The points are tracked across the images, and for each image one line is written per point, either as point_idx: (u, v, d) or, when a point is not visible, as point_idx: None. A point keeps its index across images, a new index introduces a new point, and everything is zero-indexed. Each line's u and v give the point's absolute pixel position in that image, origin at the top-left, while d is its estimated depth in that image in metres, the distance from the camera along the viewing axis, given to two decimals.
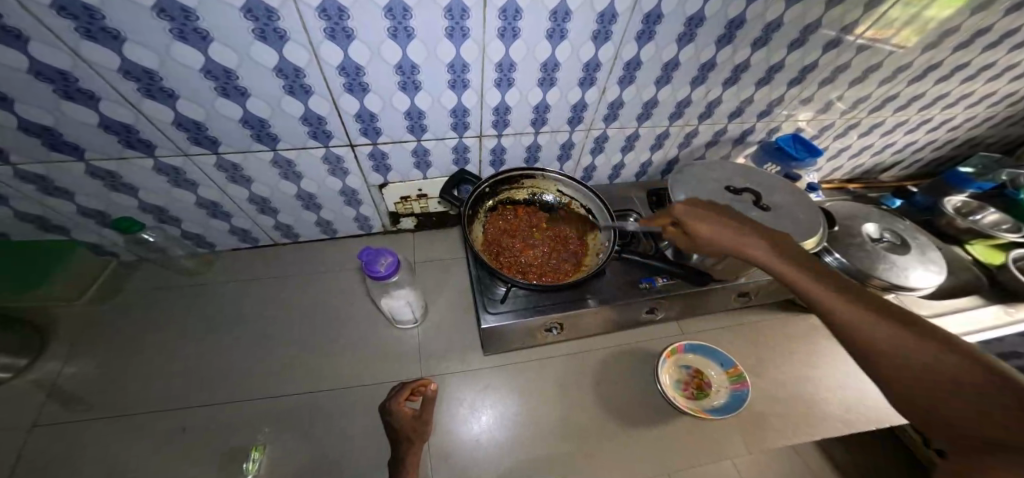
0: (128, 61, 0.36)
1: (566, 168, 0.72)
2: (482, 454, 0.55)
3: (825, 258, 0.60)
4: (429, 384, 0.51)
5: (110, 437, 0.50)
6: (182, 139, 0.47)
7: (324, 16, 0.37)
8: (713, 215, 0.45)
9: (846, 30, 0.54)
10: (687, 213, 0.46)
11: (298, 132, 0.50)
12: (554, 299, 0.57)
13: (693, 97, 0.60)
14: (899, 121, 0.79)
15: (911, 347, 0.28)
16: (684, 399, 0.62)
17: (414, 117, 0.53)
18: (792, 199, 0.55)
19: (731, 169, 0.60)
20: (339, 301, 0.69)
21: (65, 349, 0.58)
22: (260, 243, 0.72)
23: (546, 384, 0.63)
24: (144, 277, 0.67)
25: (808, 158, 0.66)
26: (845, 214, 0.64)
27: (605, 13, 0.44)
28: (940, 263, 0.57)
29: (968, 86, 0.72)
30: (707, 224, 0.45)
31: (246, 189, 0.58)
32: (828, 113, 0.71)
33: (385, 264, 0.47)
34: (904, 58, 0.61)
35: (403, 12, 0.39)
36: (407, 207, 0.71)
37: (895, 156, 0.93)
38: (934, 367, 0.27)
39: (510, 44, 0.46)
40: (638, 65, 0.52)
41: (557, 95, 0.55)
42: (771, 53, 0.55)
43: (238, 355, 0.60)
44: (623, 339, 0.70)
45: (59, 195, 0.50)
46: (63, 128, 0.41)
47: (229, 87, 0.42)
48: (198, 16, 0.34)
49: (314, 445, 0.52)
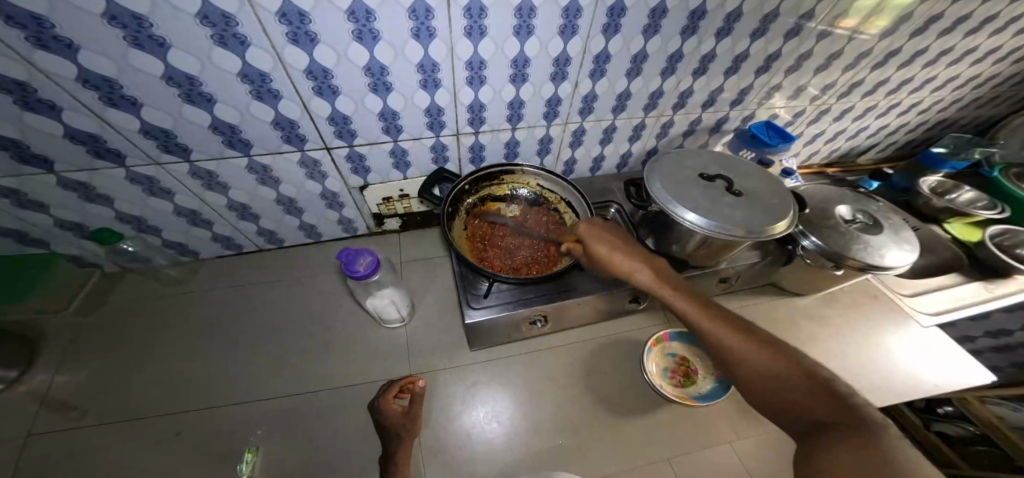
0: (86, 70, 0.37)
1: (546, 163, 0.73)
2: (474, 448, 0.55)
3: (801, 242, 0.61)
4: (417, 380, 0.51)
5: (104, 442, 0.51)
6: (151, 147, 0.47)
7: (285, 20, 0.37)
8: (609, 238, 0.48)
9: (806, 18, 0.55)
10: (592, 233, 0.49)
11: (272, 137, 0.51)
12: (537, 292, 0.58)
13: (665, 88, 0.61)
14: (870, 105, 0.80)
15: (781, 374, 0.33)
16: (671, 387, 0.63)
17: (388, 118, 0.53)
18: (764, 184, 0.56)
19: (705, 157, 0.60)
20: (326, 302, 0.69)
21: (56, 358, 0.58)
22: (245, 250, 0.73)
23: (535, 377, 0.64)
24: (128, 287, 0.67)
25: (780, 144, 0.67)
26: (820, 197, 0.65)
27: (569, 7, 0.45)
28: (914, 242, 0.58)
29: (934, 69, 0.74)
30: (605, 244, 0.48)
31: (224, 196, 0.58)
32: (800, 100, 0.72)
33: (365, 263, 0.48)
34: (866, 44, 0.63)
35: (366, 14, 0.39)
36: (390, 208, 0.72)
37: (871, 140, 0.95)
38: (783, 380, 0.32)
39: (477, 42, 0.46)
40: (607, 58, 0.53)
41: (530, 91, 0.56)
42: (736, 43, 0.56)
43: (223, 360, 0.60)
44: (609, 329, 0.71)
45: (35, 208, 0.51)
46: (31, 140, 0.42)
47: (194, 94, 0.42)
48: (151, 23, 0.34)
49: (303, 446, 0.52)
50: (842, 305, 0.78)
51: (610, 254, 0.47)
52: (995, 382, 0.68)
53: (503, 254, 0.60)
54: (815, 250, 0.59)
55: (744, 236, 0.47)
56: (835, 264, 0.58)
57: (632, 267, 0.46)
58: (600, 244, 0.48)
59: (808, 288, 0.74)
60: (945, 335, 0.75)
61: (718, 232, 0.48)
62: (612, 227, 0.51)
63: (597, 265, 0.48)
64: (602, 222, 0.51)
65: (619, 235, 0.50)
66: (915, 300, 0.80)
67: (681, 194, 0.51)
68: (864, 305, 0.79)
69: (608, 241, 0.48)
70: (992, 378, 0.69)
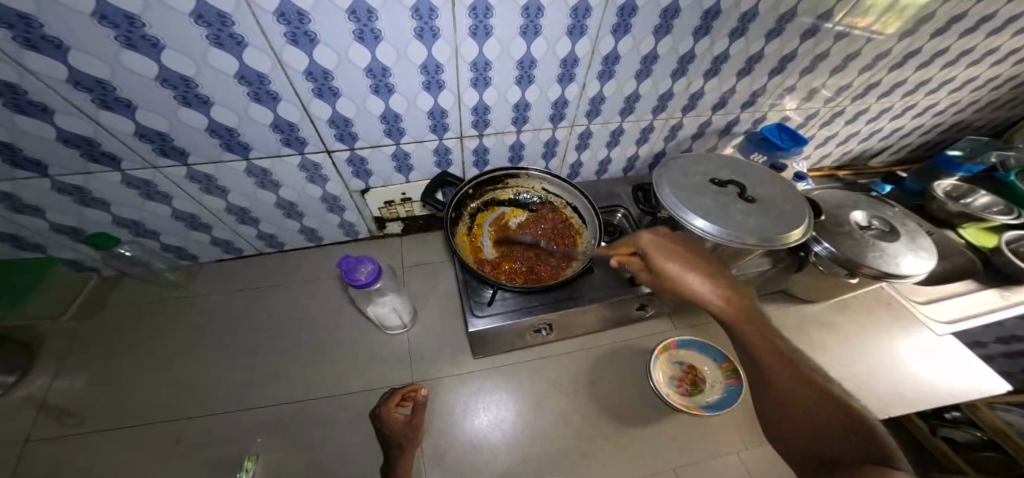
0: (78, 72, 0.35)
1: (551, 166, 0.71)
2: (479, 456, 0.54)
3: (813, 248, 0.59)
4: (419, 389, 0.49)
5: (102, 451, 0.50)
6: (148, 150, 0.46)
7: (283, 20, 0.36)
8: (675, 251, 0.44)
9: (823, 18, 0.53)
10: (652, 245, 0.44)
11: (270, 140, 0.49)
12: (543, 299, 0.56)
13: (675, 89, 0.59)
14: (884, 107, 0.78)
15: (798, 389, 0.32)
16: (678, 395, 0.62)
17: (390, 120, 0.52)
18: (776, 190, 0.54)
19: (715, 161, 0.58)
20: (326, 308, 0.68)
21: (55, 363, 0.57)
22: (244, 253, 0.72)
23: (540, 384, 0.62)
24: (125, 291, 0.66)
25: (793, 147, 0.65)
26: (834, 202, 0.63)
27: (577, 7, 0.43)
28: (931, 250, 0.56)
29: (952, 71, 0.72)
30: (670, 258, 0.43)
31: (222, 200, 0.57)
32: (812, 102, 0.70)
33: (366, 271, 0.47)
34: (884, 44, 0.61)
35: (367, 14, 0.37)
36: (392, 212, 0.70)
37: (883, 142, 0.92)
38: (801, 398, 0.32)
39: (482, 43, 0.45)
40: (616, 59, 0.51)
41: (536, 93, 0.54)
42: (749, 44, 0.54)
43: (222, 366, 0.59)
44: (615, 336, 0.70)
45: (30, 212, 0.50)
46: (23, 143, 0.40)
47: (190, 96, 0.41)
48: (144, 23, 0.33)
49: (304, 454, 0.51)
50: (853, 312, 0.77)
51: (676, 271, 0.42)
52: (1011, 392, 0.66)
53: (510, 261, 0.59)
54: (827, 257, 0.58)
55: (756, 244, 0.46)
56: (849, 272, 0.57)
57: (689, 282, 0.41)
58: (666, 258, 0.43)
59: (819, 295, 0.73)
60: (958, 341, 0.74)
61: (730, 241, 0.46)
62: (677, 238, 0.46)
63: (653, 280, 0.44)
64: (667, 232, 0.47)
65: (685, 248, 0.45)
66: (928, 307, 0.79)
67: (692, 200, 0.49)
68: (875, 311, 0.77)
69: (675, 256, 0.43)
70: (1009, 388, 0.68)
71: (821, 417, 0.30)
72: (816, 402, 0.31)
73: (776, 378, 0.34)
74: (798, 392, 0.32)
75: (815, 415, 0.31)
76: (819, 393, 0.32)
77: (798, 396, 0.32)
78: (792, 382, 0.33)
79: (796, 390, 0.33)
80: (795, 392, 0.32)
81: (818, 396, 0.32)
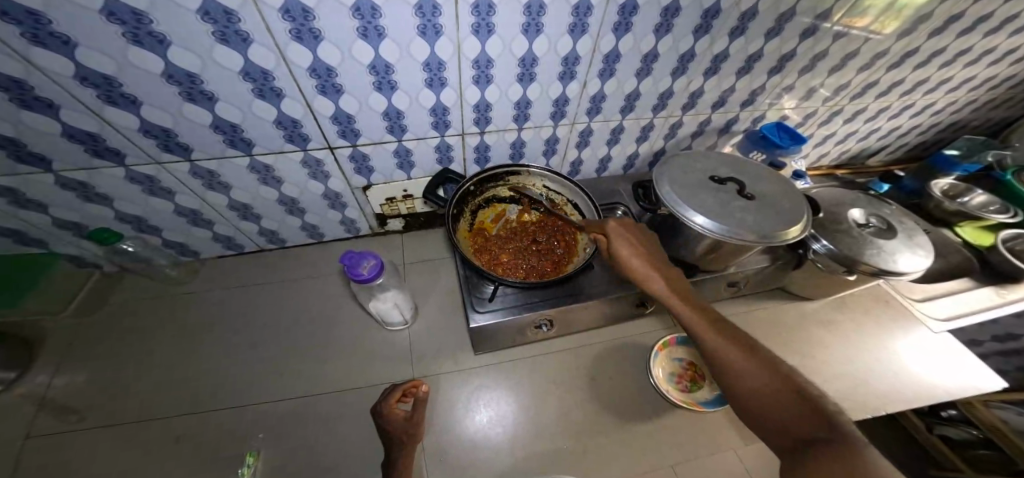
0: (84, 67, 0.35)
1: (552, 163, 0.72)
2: (479, 452, 0.55)
3: (812, 245, 0.60)
4: (420, 385, 0.48)
5: (103, 447, 0.50)
6: (152, 146, 0.46)
7: (288, 17, 0.36)
8: (633, 242, 0.47)
9: (822, 18, 0.54)
10: (616, 232, 0.47)
11: (273, 137, 0.50)
12: (544, 296, 0.57)
13: (676, 88, 0.60)
14: (883, 106, 0.79)
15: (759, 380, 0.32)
16: (678, 392, 0.63)
17: (392, 117, 0.52)
18: (776, 188, 0.54)
19: (716, 159, 0.59)
20: (327, 304, 0.68)
21: (56, 360, 0.57)
22: (246, 250, 0.72)
23: (540, 381, 0.63)
24: (128, 287, 0.66)
25: (792, 146, 0.66)
26: (832, 200, 0.64)
27: (579, 5, 0.43)
28: (928, 247, 0.57)
29: (949, 70, 0.72)
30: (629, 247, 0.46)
31: (225, 196, 0.57)
32: (811, 101, 0.71)
33: (368, 266, 0.47)
34: (881, 44, 0.61)
35: (371, 11, 0.38)
36: (393, 209, 0.71)
37: (882, 141, 0.93)
38: (764, 389, 0.32)
39: (485, 40, 0.45)
40: (617, 57, 0.52)
41: (537, 90, 0.55)
42: (749, 42, 0.54)
43: (224, 362, 0.59)
44: (615, 333, 0.70)
45: (33, 208, 0.50)
46: (28, 139, 0.41)
47: (195, 92, 0.41)
48: (151, 19, 0.33)
49: (305, 450, 0.52)
50: (851, 310, 0.77)
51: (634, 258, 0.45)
52: (1007, 389, 0.67)
53: (511, 258, 0.59)
54: (826, 254, 0.58)
55: (755, 241, 0.46)
56: (847, 269, 0.57)
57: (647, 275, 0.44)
58: (625, 245, 0.46)
59: (818, 292, 0.73)
60: (954, 339, 0.74)
61: (728, 237, 0.46)
62: (638, 230, 0.49)
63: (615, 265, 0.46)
64: (630, 225, 0.50)
65: (644, 240, 0.48)
66: (925, 305, 0.79)
67: (692, 197, 0.50)
68: (873, 309, 0.78)
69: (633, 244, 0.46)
70: (1004, 385, 0.68)
71: (786, 408, 0.30)
72: (778, 393, 0.31)
73: (737, 372, 0.34)
74: (760, 382, 0.32)
75: (780, 407, 0.30)
76: (780, 380, 0.32)
77: (760, 391, 0.32)
78: (753, 372, 0.33)
79: (758, 380, 0.32)
80: (756, 382, 0.32)
81: (777, 384, 0.31)
